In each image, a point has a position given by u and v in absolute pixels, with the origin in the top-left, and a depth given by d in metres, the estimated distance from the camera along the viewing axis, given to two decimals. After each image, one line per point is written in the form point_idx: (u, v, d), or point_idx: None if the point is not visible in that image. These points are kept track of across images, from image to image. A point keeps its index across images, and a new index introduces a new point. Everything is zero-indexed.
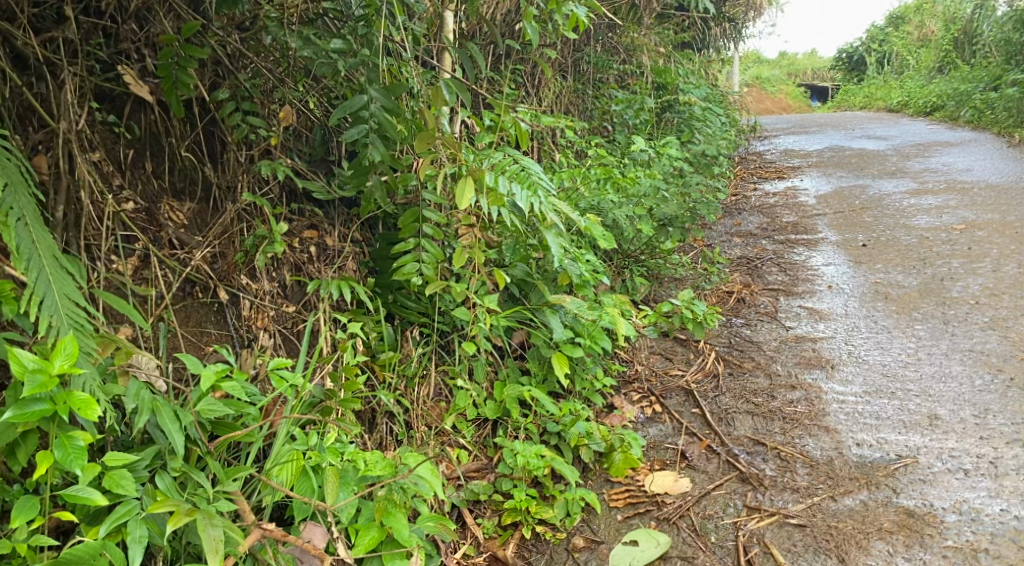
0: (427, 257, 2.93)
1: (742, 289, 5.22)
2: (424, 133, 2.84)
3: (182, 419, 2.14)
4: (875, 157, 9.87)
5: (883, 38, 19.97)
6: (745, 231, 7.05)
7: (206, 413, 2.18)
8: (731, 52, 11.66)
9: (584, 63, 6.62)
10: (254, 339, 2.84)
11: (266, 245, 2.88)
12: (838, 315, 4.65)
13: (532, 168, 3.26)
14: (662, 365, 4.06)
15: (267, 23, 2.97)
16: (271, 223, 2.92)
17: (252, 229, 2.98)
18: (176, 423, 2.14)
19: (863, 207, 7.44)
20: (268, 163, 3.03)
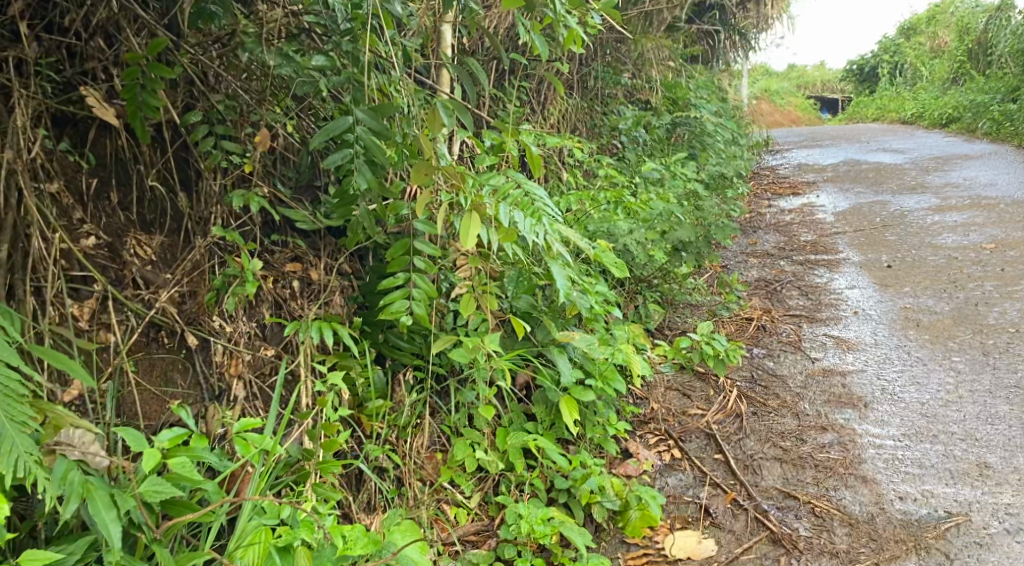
0: (418, 294, 2.59)
1: (762, 315, 4.90)
2: (421, 164, 2.53)
3: (120, 505, 1.89)
4: (894, 170, 9.55)
5: (894, 49, 19.66)
6: (762, 252, 6.74)
7: (151, 496, 1.92)
8: (742, 65, 11.37)
9: (590, 78, 6.33)
10: (226, 389, 2.57)
11: (237, 287, 2.62)
12: (867, 345, 4.33)
13: (535, 195, 2.97)
14: (680, 403, 3.75)
15: (245, 39, 2.70)
16: (244, 260, 2.66)
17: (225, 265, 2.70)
18: (113, 510, 1.89)
19: (885, 224, 7.14)
20: (241, 193, 2.74)
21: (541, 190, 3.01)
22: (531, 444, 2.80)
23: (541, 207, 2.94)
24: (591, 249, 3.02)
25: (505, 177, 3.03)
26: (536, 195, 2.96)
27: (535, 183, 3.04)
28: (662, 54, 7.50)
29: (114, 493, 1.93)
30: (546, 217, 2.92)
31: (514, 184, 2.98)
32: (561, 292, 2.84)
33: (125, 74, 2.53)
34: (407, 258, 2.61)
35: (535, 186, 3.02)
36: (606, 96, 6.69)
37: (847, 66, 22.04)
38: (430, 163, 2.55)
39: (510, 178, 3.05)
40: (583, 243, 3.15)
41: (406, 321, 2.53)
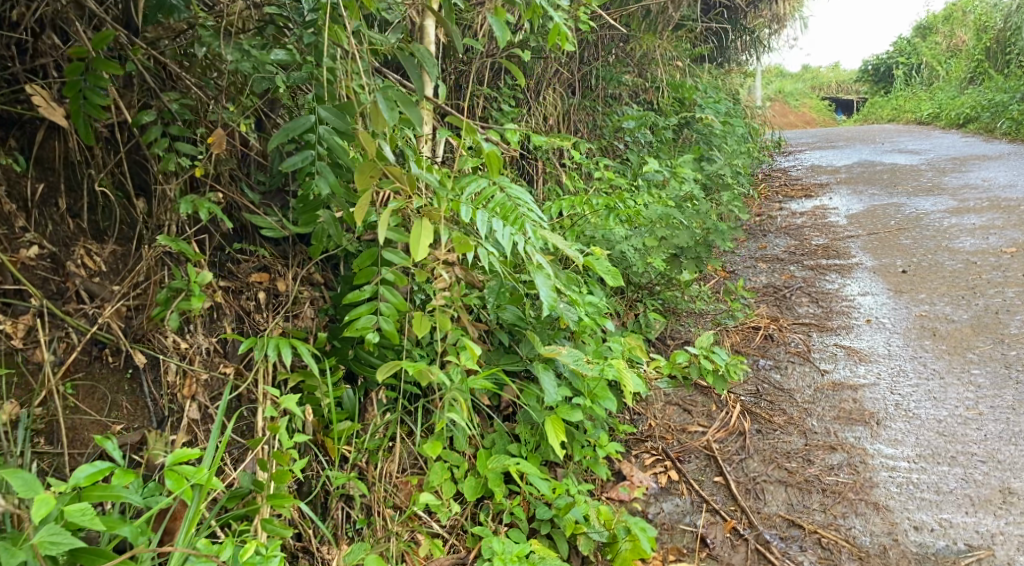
0: (387, 309, 2.38)
1: (769, 324, 4.68)
2: (364, 165, 2.31)
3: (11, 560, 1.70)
4: (910, 172, 9.27)
5: (910, 50, 19.31)
6: (771, 256, 6.50)
7: (48, 549, 1.71)
8: (753, 65, 11.12)
9: (592, 77, 6.12)
10: (179, 411, 2.38)
11: (182, 301, 2.37)
12: (880, 356, 4.09)
13: (517, 198, 2.76)
14: (679, 419, 3.52)
15: (201, 32, 2.50)
16: (192, 274, 2.41)
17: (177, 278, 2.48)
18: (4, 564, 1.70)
19: (900, 227, 6.88)
20: (191, 199, 2.50)
21: (525, 194, 2.80)
22: (513, 469, 2.58)
23: (522, 211, 2.72)
24: (579, 256, 2.80)
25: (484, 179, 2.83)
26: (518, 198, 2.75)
27: (518, 185, 2.83)
28: (667, 52, 7.27)
29: (8, 542, 1.73)
30: (530, 223, 2.73)
31: (493, 188, 2.77)
32: (545, 306, 2.62)
33: (67, 70, 2.35)
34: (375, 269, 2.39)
35: (516, 189, 2.81)
36: (609, 96, 6.47)
37: (862, 66, 21.70)
38: (373, 162, 2.34)
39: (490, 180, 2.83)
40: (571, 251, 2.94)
41: (373, 338, 2.32)
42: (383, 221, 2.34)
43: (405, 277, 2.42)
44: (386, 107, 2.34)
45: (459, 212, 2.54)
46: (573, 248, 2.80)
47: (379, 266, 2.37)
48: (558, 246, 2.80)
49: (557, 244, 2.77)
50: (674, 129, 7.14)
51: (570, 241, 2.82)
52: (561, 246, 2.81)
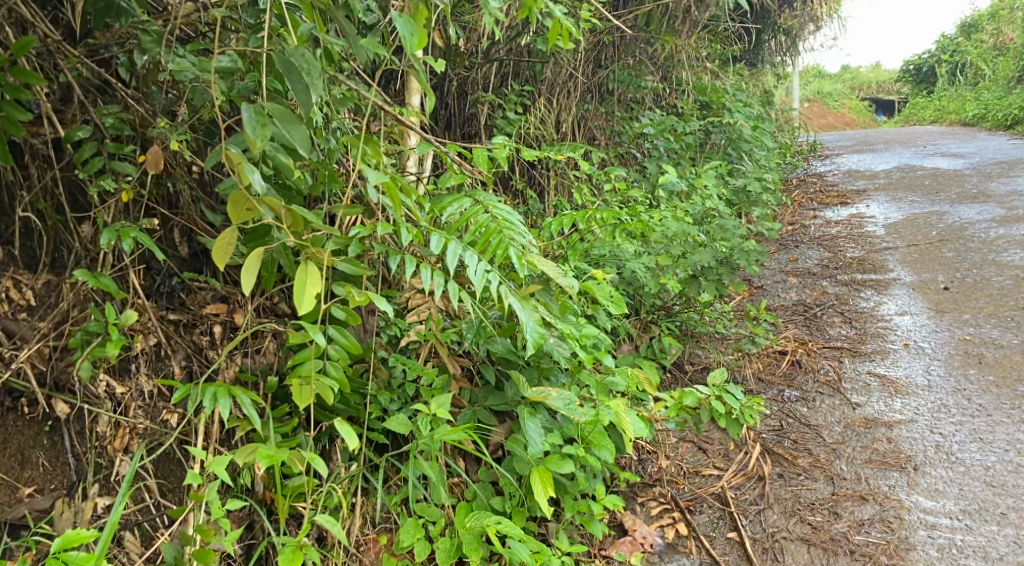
0: (337, 351, 2.08)
1: (797, 349, 4.32)
2: (235, 195, 1.92)
3: None
4: (953, 177, 8.79)
5: (954, 49, 18.60)
6: (802, 270, 6.12)
7: None
8: (787, 67, 10.68)
9: (608, 81, 5.79)
10: (108, 466, 2.18)
11: (97, 347, 2.14)
12: (919, 388, 3.72)
13: (505, 224, 2.53)
14: (692, 460, 3.19)
15: (142, 37, 2.24)
16: (110, 316, 2.17)
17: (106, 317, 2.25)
18: None
19: (942, 239, 6.45)
20: (111, 230, 2.21)
21: (513, 219, 2.57)
22: (492, 531, 2.24)
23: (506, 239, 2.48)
24: (573, 289, 2.56)
25: (469, 202, 2.60)
26: (502, 224, 2.51)
27: (507, 209, 2.60)
28: (693, 53, 6.91)
29: None
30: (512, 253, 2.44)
31: (476, 212, 2.55)
32: (530, 343, 2.34)
33: None
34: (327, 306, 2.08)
35: (504, 214, 2.58)
36: (630, 100, 6.13)
37: (903, 66, 21.03)
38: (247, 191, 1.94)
39: (475, 204, 2.61)
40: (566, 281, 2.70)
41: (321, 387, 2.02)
42: (252, 266, 1.99)
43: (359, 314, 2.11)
44: (257, 124, 1.94)
45: (420, 241, 2.25)
46: (569, 281, 2.54)
47: (330, 305, 2.06)
48: (552, 281, 2.54)
49: (552, 278, 2.52)
50: (699, 134, 6.78)
51: (566, 273, 2.57)
52: (556, 280, 2.55)
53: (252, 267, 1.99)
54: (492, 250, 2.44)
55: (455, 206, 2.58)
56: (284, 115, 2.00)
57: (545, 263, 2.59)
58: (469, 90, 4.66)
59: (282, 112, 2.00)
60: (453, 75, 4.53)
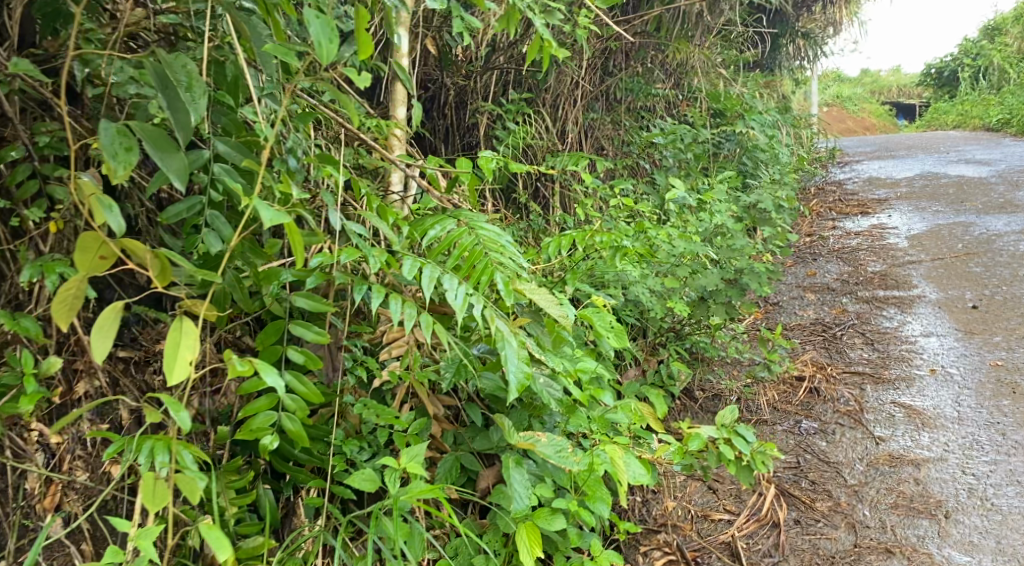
0: (293, 401, 1.83)
1: (815, 374, 4.07)
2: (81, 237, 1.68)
3: None
4: (979, 185, 8.49)
5: (977, 52, 18.19)
6: (820, 285, 5.85)
7: None
8: (805, 71, 10.39)
9: (616, 89, 5.55)
10: (38, 526, 1.98)
11: (11, 401, 1.93)
12: (948, 420, 3.46)
13: (493, 247, 2.30)
14: (701, 501, 2.97)
15: (83, 48, 2.01)
16: (27, 365, 1.95)
17: (39, 360, 2.03)
18: None
19: (968, 252, 6.17)
20: (31, 266, 1.98)
21: (502, 242, 2.34)
22: None
23: (493, 263, 2.25)
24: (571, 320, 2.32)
25: (452, 222, 2.36)
26: (492, 247, 2.28)
27: (496, 232, 2.37)
28: (706, 58, 6.64)
29: None
30: (502, 280, 2.20)
31: (461, 234, 2.31)
32: (515, 381, 2.09)
33: None
34: (284, 349, 1.82)
35: (494, 237, 2.35)
36: (640, 109, 5.89)
37: (924, 70, 20.64)
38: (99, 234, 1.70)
39: (460, 225, 2.37)
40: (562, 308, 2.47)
41: (273, 445, 1.78)
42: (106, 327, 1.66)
43: (321, 358, 1.85)
44: (114, 148, 1.71)
45: (392, 264, 1.97)
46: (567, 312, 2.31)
47: (287, 350, 1.81)
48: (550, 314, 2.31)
49: (548, 310, 2.28)
50: (713, 144, 6.53)
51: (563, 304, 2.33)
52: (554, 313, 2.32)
53: (105, 327, 1.67)
54: (478, 278, 2.21)
55: (439, 226, 2.34)
56: (157, 139, 1.71)
57: (539, 291, 2.36)
58: (467, 99, 4.43)
59: (154, 136, 1.70)
60: (450, 83, 4.30)
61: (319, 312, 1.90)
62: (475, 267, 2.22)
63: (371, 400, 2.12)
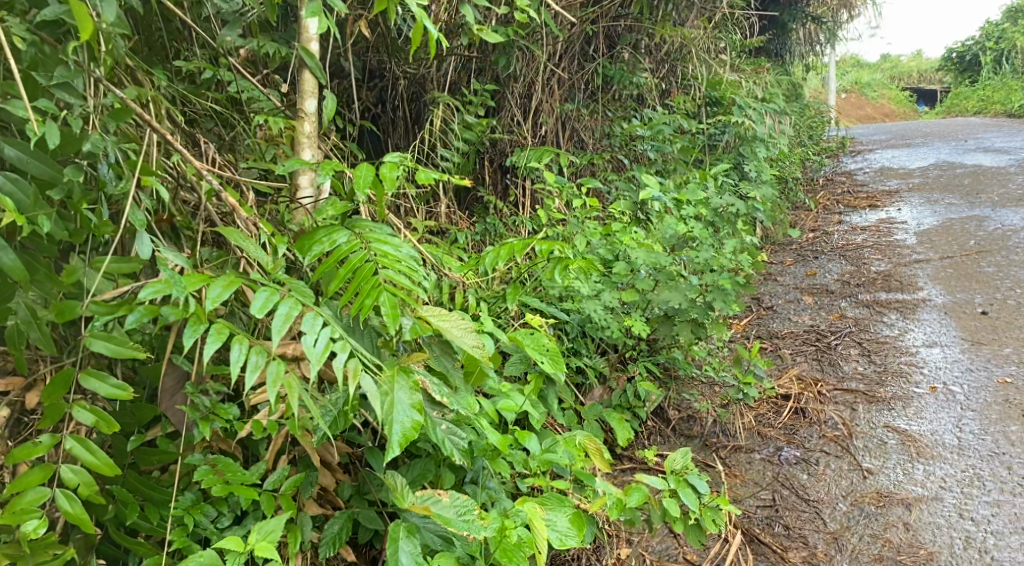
0: (73, 472, 1.68)
1: (802, 391, 3.70)
2: None
3: None
4: (996, 175, 8.02)
5: (998, 36, 17.54)
6: (819, 287, 5.46)
7: None
8: (815, 56, 9.92)
9: (598, 77, 5.17)
10: None
11: None
12: (946, 449, 3.07)
13: (387, 264, 1.93)
14: (659, 548, 2.71)
15: None
16: None
17: None
18: None
19: (981, 249, 5.76)
20: None
21: (402, 257, 1.97)
22: None
23: (385, 283, 1.88)
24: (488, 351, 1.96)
25: (345, 236, 1.99)
26: (385, 263, 1.92)
27: (396, 244, 2.00)
28: (702, 43, 6.23)
29: None
30: (388, 314, 1.83)
31: (352, 248, 1.95)
32: (400, 432, 1.73)
33: None
34: (69, 407, 1.66)
35: (393, 250, 1.99)
36: (626, 98, 5.51)
37: (944, 54, 20.01)
38: None
39: (355, 236, 2.00)
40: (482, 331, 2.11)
41: (40, 528, 1.64)
42: None
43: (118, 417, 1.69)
44: None
45: (219, 292, 1.59)
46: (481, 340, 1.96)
47: (71, 410, 1.64)
48: (460, 343, 1.95)
49: (456, 338, 1.93)
50: (706, 135, 6.14)
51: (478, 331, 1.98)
52: (466, 342, 1.96)
53: None
54: (363, 300, 1.85)
55: (328, 240, 1.98)
56: None
57: (449, 314, 2.00)
58: (422, 91, 4.06)
59: None
60: (401, 74, 3.93)
61: (122, 356, 1.70)
62: (362, 288, 1.86)
63: (223, 461, 1.85)
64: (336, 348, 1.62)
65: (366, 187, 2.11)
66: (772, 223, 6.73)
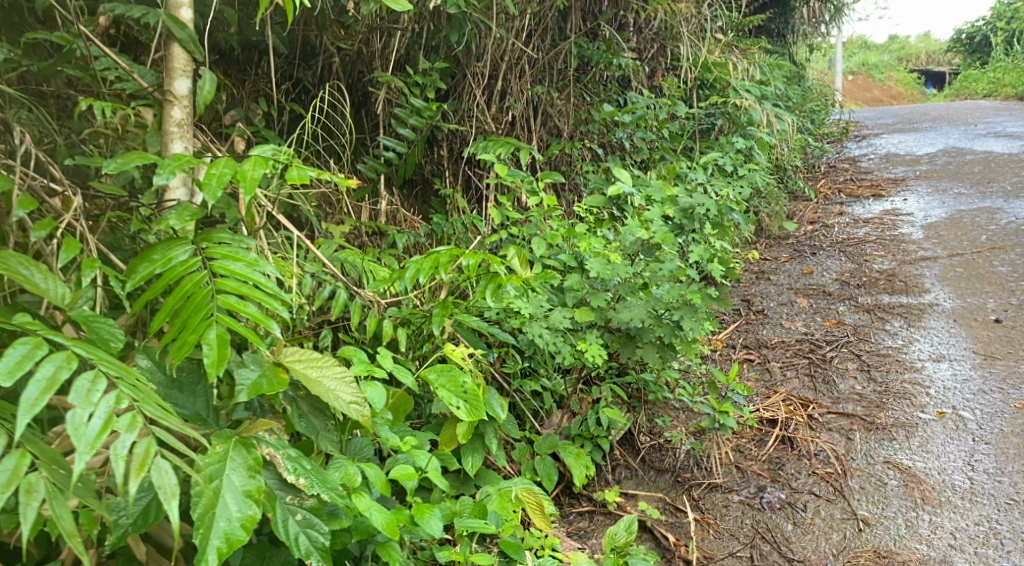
0: None
1: (792, 416, 3.28)
2: None
3: None
4: (1010, 162, 7.52)
5: (1010, 16, 16.91)
6: (815, 287, 5.02)
7: None
8: (818, 35, 9.40)
9: (573, 57, 4.70)
10: None
11: None
12: (956, 491, 2.65)
13: (232, 287, 1.55)
14: None
15: None
16: None
17: None
18: None
19: (993, 244, 5.29)
20: None
21: (256, 277, 1.60)
22: None
23: (222, 317, 1.52)
24: (369, 408, 1.66)
25: (185, 249, 1.61)
26: (229, 288, 1.55)
27: (251, 260, 1.62)
28: (691, 21, 5.74)
29: None
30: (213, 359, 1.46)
31: (191, 268, 1.57)
32: (222, 534, 1.51)
33: None
34: None
35: (246, 269, 1.61)
36: (605, 79, 5.04)
37: (954, 35, 19.40)
38: None
39: (199, 251, 1.62)
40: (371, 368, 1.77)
41: None
42: None
43: None
44: None
45: None
46: (360, 395, 1.65)
47: None
48: (335, 397, 1.65)
49: (329, 395, 1.63)
50: (695, 121, 5.67)
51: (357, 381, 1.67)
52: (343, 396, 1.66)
53: None
54: (188, 338, 1.48)
55: (161, 257, 1.59)
56: None
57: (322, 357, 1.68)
58: (367, 70, 3.57)
59: None
60: (337, 51, 3.45)
61: None
62: (193, 320, 1.50)
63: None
64: (118, 426, 1.41)
65: (215, 189, 1.66)
66: (767, 215, 6.25)
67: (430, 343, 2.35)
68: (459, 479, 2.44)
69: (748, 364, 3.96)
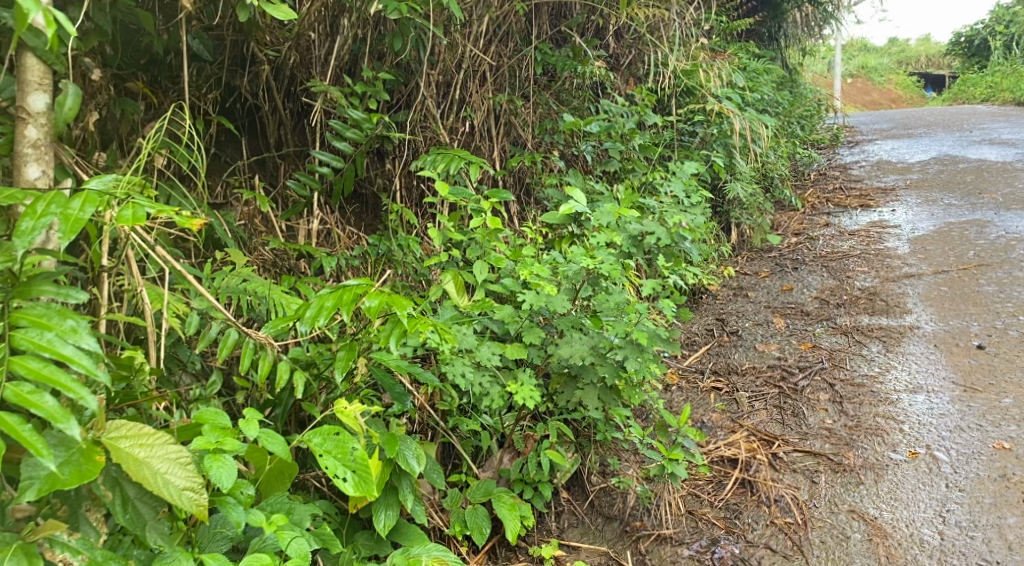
0: None
1: (755, 454, 3.04)
2: None
3: None
4: (1003, 172, 7.28)
5: (1009, 19, 16.64)
6: (793, 306, 4.78)
7: None
8: (811, 39, 9.14)
9: (540, 62, 4.45)
10: None
11: None
12: (924, 547, 2.50)
13: (30, 370, 1.58)
14: None
15: None
16: None
17: None
18: None
19: (981, 261, 5.06)
20: None
21: (67, 353, 1.61)
22: None
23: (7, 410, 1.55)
24: (203, 495, 1.70)
25: None
26: (25, 371, 1.58)
27: (61, 331, 1.64)
28: (671, 24, 5.49)
29: None
30: None
31: None
32: None
33: None
34: None
35: (57, 338, 1.64)
36: (576, 86, 4.80)
37: (952, 39, 19.15)
38: None
39: (5, 313, 1.65)
40: (218, 447, 1.81)
41: None
42: None
43: None
44: None
45: None
46: (194, 482, 1.70)
47: None
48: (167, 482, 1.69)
49: (160, 480, 1.67)
50: (673, 129, 5.42)
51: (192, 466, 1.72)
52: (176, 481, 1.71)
53: None
54: None
55: None
56: None
57: (156, 436, 1.73)
58: (308, 77, 3.34)
59: None
60: (275, 58, 3.23)
61: None
62: None
63: None
64: None
65: (32, 231, 1.59)
66: (749, 227, 5.99)
67: (337, 388, 2.11)
68: (375, 538, 2.21)
69: (715, 394, 3.71)
